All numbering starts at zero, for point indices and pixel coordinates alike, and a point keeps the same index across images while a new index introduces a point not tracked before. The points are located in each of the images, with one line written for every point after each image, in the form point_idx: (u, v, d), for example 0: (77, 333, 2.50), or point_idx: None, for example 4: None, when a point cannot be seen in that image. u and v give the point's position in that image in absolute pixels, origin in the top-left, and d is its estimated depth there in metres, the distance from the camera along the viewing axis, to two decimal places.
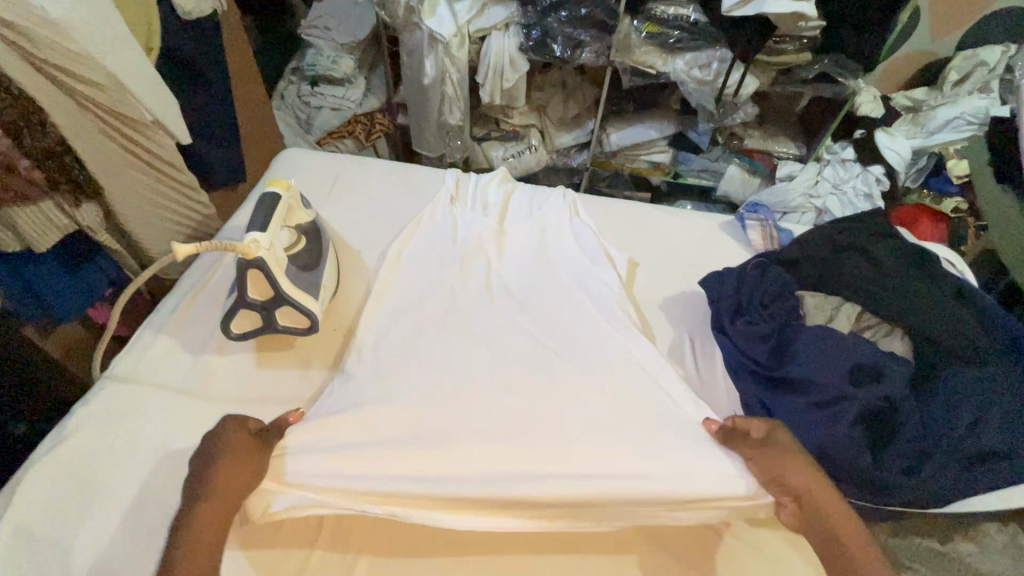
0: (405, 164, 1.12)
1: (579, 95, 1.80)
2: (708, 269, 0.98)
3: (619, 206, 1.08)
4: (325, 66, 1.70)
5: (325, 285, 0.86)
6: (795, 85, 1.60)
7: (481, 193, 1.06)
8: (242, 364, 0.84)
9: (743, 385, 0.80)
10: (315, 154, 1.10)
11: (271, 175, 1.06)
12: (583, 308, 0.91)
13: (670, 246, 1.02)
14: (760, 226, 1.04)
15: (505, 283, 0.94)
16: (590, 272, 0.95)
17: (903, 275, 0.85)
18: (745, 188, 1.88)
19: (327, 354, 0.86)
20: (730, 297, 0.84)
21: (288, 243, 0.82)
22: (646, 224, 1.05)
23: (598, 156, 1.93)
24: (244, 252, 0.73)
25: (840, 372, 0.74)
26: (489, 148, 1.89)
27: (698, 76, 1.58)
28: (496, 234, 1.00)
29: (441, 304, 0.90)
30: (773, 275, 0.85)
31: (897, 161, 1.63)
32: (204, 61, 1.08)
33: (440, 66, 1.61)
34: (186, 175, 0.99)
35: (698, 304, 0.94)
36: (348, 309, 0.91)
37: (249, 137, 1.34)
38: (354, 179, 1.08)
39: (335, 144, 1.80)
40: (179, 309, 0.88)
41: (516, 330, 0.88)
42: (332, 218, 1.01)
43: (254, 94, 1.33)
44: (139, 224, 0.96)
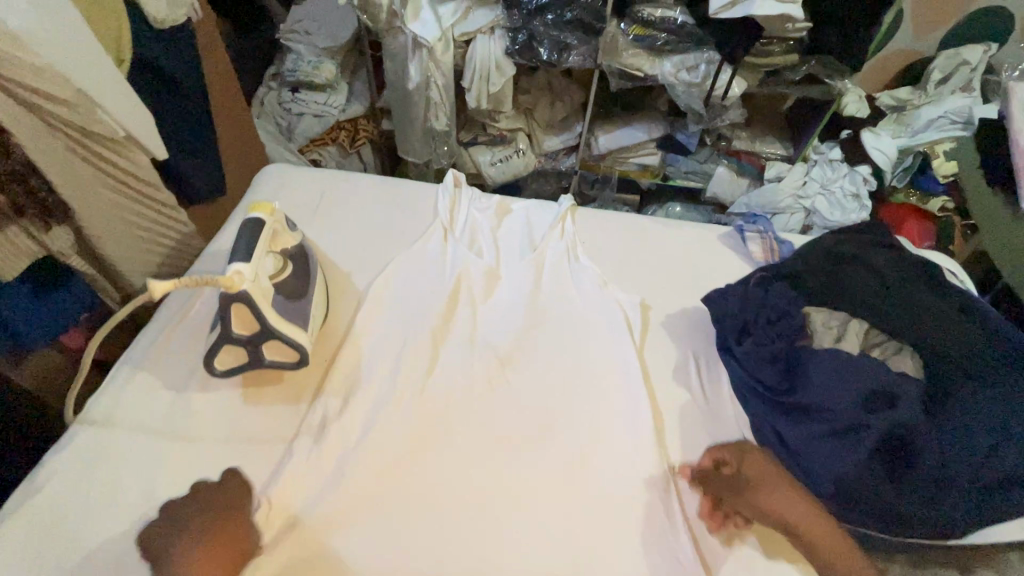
0: (395, 180, 1.08)
1: (565, 97, 1.78)
2: (707, 282, 0.96)
3: (617, 219, 1.05)
4: (306, 71, 1.66)
5: (313, 315, 0.82)
6: (782, 87, 1.59)
7: (474, 208, 1.02)
8: (227, 401, 0.80)
9: (753, 407, 0.79)
10: (299, 171, 1.07)
11: (255, 197, 1.02)
12: (583, 334, 0.88)
13: (669, 259, 0.99)
14: (760, 239, 1.02)
15: (503, 305, 0.91)
16: (590, 292, 0.92)
17: (908, 288, 0.85)
18: (733, 190, 1.86)
19: (316, 388, 0.82)
20: (736, 316, 0.82)
21: (273, 271, 0.77)
22: (644, 238, 1.02)
23: (586, 160, 1.90)
24: (226, 286, 0.70)
25: (853, 398, 0.72)
26: (476, 153, 1.86)
27: (686, 78, 1.56)
28: (491, 254, 0.96)
29: (438, 330, 0.87)
30: (776, 291, 0.83)
31: (885, 160, 1.63)
32: (179, 72, 1.03)
33: (424, 70, 1.58)
34: (163, 192, 0.95)
35: (700, 321, 0.92)
36: (338, 334, 0.87)
37: (227, 149, 1.29)
38: (341, 197, 1.04)
39: (318, 151, 1.76)
40: (158, 343, 0.84)
41: (516, 357, 0.86)
42: (319, 238, 0.98)
43: (232, 103, 1.28)
44: (117, 250, 0.92)
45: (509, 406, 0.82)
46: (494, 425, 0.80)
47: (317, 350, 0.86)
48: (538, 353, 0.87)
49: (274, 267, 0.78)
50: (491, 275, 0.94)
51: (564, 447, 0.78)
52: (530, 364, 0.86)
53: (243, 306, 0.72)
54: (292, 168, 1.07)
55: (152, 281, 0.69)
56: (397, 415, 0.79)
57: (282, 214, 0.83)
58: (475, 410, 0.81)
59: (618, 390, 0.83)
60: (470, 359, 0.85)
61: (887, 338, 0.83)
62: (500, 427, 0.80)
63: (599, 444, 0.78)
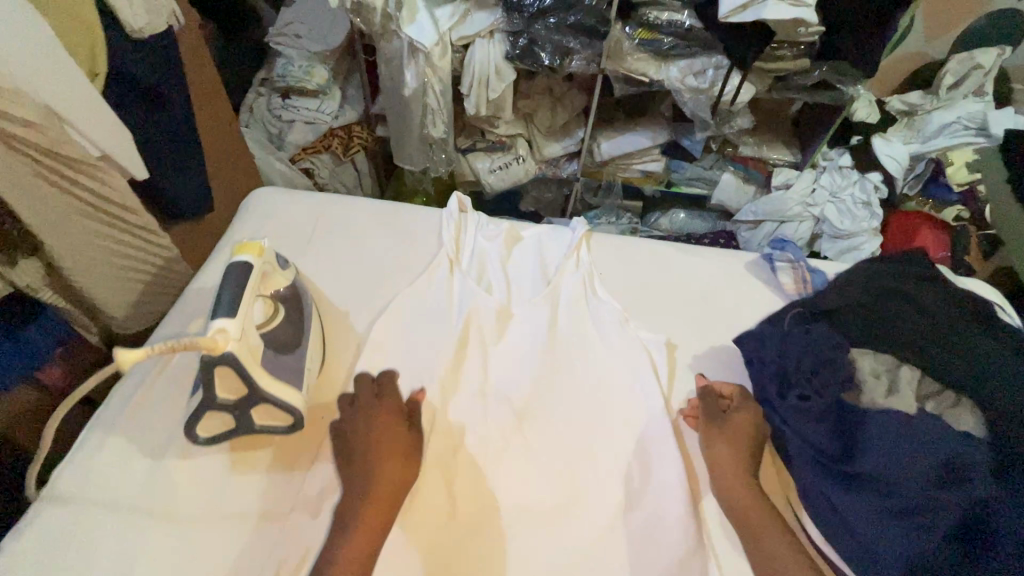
0: (391, 202, 1.02)
1: (567, 102, 1.69)
2: (726, 314, 0.90)
3: (631, 245, 0.99)
4: (298, 77, 1.58)
5: (309, 368, 0.72)
6: (792, 92, 1.53)
7: (480, 239, 0.95)
8: (215, 468, 0.73)
9: (800, 469, 0.72)
10: (290, 197, 1.00)
11: (240, 226, 0.96)
12: (604, 382, 0.82)
13: (687, 288, 0.94)
14: (791, 268, 0.95)
15: (517, 350, 0.84)
16: (609, 333, 0.86)
17: (962, 330, 0.75)
18: (740, 197, 1.80)
19: (312, 452, 0.75)
20: (776, 363, 0.76)
21: (262, 318, 0.68)
22: (661, 264, 0.97)
23: (587, 166, 1.84)
24: (208, 347, 0.59)
25: (916, 469, 0.63)
26: (474, 159, 1.79)
27: (693, 84, 1.49)
28: (501, 290, 0.89)
29: (448, 380, 0.81)
30: (818, 332, 0.75)
31: (895, 168, 1.59)
32: (160, 84, 0.95)
33: (420, 76, 1.50)
34: (145, 217, 0.88)
35: (728, 357, 0.86)
36: (342, 379, 0.81)
37: (214, 164, 1.21)
38: (338, 224, 0.97)
39: (310, 160, 1.68)
40: (134, 402, 0.78)
41: (534, 410, 0.79)
42: (313, 270, 0.91)
43: (218, 114, 1.21)
44: (91, 281, 0.84)
45: (533, 472, 0.75)
46: (517, 494, 0.73)
47: (317, 394, 0.80)
48: (557, 404, 0.80)
49: (263, 313, 0.69)
50: (503, 314, 0.87)
51: (592, 514, 0.72)
52: (550, 418, 0.79)
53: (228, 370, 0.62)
54: (283, 193, 1.00)
55: (117, 351, 0.59)
56: (408, 480, 0.72)
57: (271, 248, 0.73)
58: (495, 474, 0.74)
59: (647, 447, 0.77)
60: (484, 414, 0.78)
61: (944, 389, 0.72)
62: (523, 494, 0.73)
63: (627, 510, 0.72)
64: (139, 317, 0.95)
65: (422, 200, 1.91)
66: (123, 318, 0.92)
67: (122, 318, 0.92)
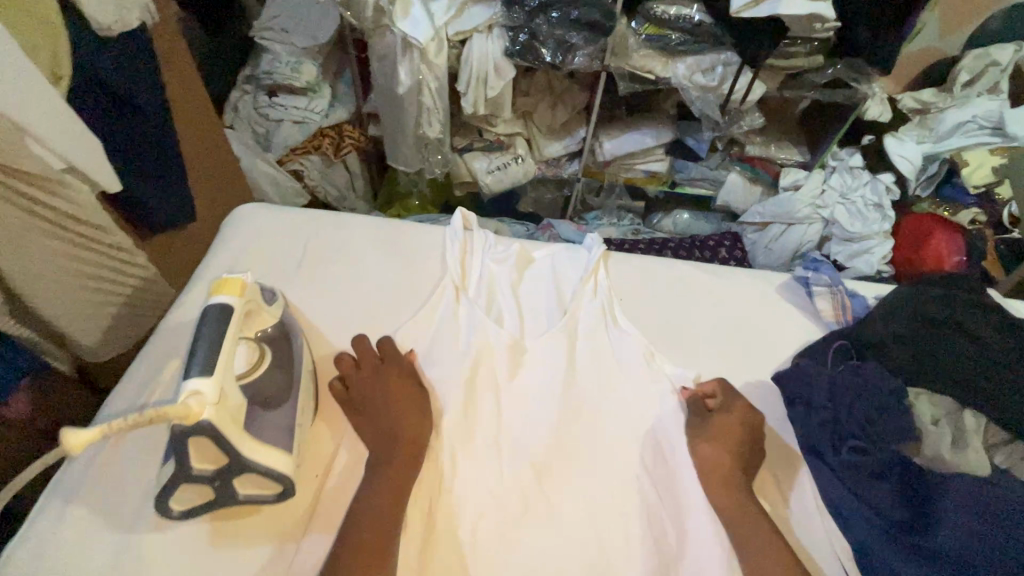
0: (391, 220, 0.95)
1: (568, 100, 1.60)
2: (754, 339, 0.85)
3: (652, 266, 0.93)
4: (285, 74, 1.49)
5: (301, 427, 0.63)
6: (802, 91, 1.47)
7: (492, 265, 0.88)
8: (190, 539, 0.64)
9: (858, 532, 0.65)
10: (279, 214, 0.92)
11: (224, 247, 0.88)
12: (629, 425, 0.76)
13: (712, 313, 0.88)
14: (829, 294, 0.88)
15: (535, 390, 0.77)
16: (633, 370, 0.79)
17: (1016, 367, 0.71)
18: (747, 199, 1.74)
19: (303, 516, 0.67)
20: (826, 410, 0.70)
21: (243, 366, 0.59)
22: (684, 287, 0.90)
23: (590, 166, 1.75)
24: (181, 417, 0.48)
25: (997, 545, 0.59)
26: (471, 159, 1.69)
27: (701, 82, 1.41)
28: (515, 323, 0.82)
29: (463, 426, 0.73)
30: (870, 372, 0.71)
31: (908, 169, 1.52)
32: (131, 87, 0.87)
33: (414, 73, 1.41)
34: (117, 235, 0.81)
35: (762, 392, 0.80)
36: (342, 425, 0.73)
37: (194, 171, 1.12)
38: (332, 245, 0.89)
39: (300, 162, 1.58)
40: (103, 458, 0.69)
41: (556, 459, 0.73)
42: (304, 300, 0.82)
43: (202, 117, 1.13)
44: (58, 307, 0.77)
45: (556, 537, 0.68)
46: (541, 563, 0.66)
47: (313, 443, 0.72)
48: (580, 451, 0.74)
49: (246, 358, 0.59)
50: (517, 348, 0.80)
51: None
52: (575, 470, 0.72)
53: (206, 441, 0.51)
54: (271, 209, 0.93)
55: (69, 434, 0.46)
56: (418, 548, 0.65)
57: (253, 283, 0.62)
58: (514, 541, 0.67)
59: (681, 501, 0.71)
60: (500, 470, 0.71)
61: (1013, 439, 0.68)
62: (547, 563, 0.66)
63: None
64: (112, 342, 0.88)
65: (416, 202, 1.82)
66: (93, 345, 0.85)
67: (92, 345, 0.85)
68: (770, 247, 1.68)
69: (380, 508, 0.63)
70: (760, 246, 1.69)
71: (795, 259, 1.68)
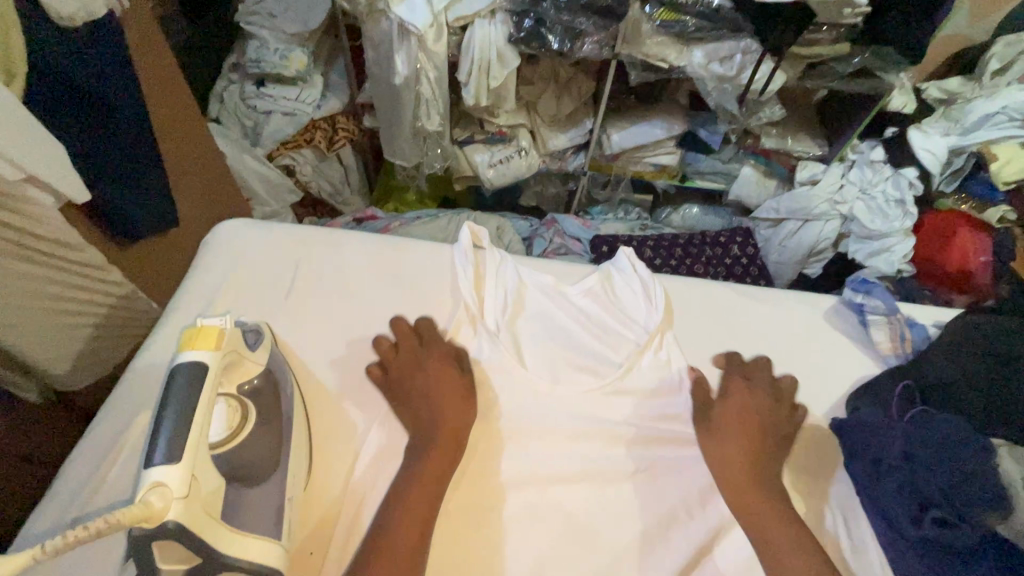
0: (389, 237, 0.87)
1: (573, 89, 1.41)
2: (795, 369, 0.78)
3: (682, 289, 0.85)
4: (273, 62, 1.38)
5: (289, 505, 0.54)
6: (827, 80, 1.34)
7: (508, 290, 0.79)
8: None
9: None
10: (257, 233, 0.84)
11: (200, 274, 0.79)
12: (672, 482, 0.67)
13: (751, 343, 0.80)
14: (885, 323, 0.80)
15: (563, 441, 0.69)
16: (667, 412, 0.71)
17: None
18: (760, 193, 1.59)
19: None
20: (901, 471, 0.60)
21: (222, 418, 0.53)
22: (716, 311, 0.83)
23: (597, 159, 1.56)
24: (140, 517, 0.40)
25: None
26: (471, 152, 1.51)
27: (718, 71, 1.25)
28: (535, 358, 0.74)
29: (490, 487, 0.66)
30: (951, 425, 0.59)
31: (931, 163, 1.40)
32: (96, 83, 0.75)
33: (412, 62, 1.26)
34: (85, 251, 0.73)
35: (818, 437, 0.72)
36: (336, 487, 0.64)
37: (177, 172, 1.00)
38: (325, 270, 0.81)
39: (290, 156, 1.47)
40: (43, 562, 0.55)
41: (594, 524, 0.64)
42: (298, 336, 0.75)
43: (185, 115, 1.01)
44: (23, 334, 0.70)
45: None
46: None
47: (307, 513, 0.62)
48: (624, 512, 0.65)
49: (225, 423, 0.53)
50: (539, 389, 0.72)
51: None
52: (617, 535, 0.64)
53: (171, 543, 0.42)
54: (248, 227, 0.85)
55: None
56: None
57: (233, 328, 0.57)
58: None
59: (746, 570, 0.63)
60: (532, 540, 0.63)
61: None
62: None
63: None
64: (87, 370, 0.80)
65: (414, 195, 1.72)
66: (65, 375, 0.77)
67: (64, 374, 0.77)
68: (784, 244, 1.55)
69: (416, 513, 0.58)
70: (773, 244, 1.57)
71: (809, 256, 1.57)
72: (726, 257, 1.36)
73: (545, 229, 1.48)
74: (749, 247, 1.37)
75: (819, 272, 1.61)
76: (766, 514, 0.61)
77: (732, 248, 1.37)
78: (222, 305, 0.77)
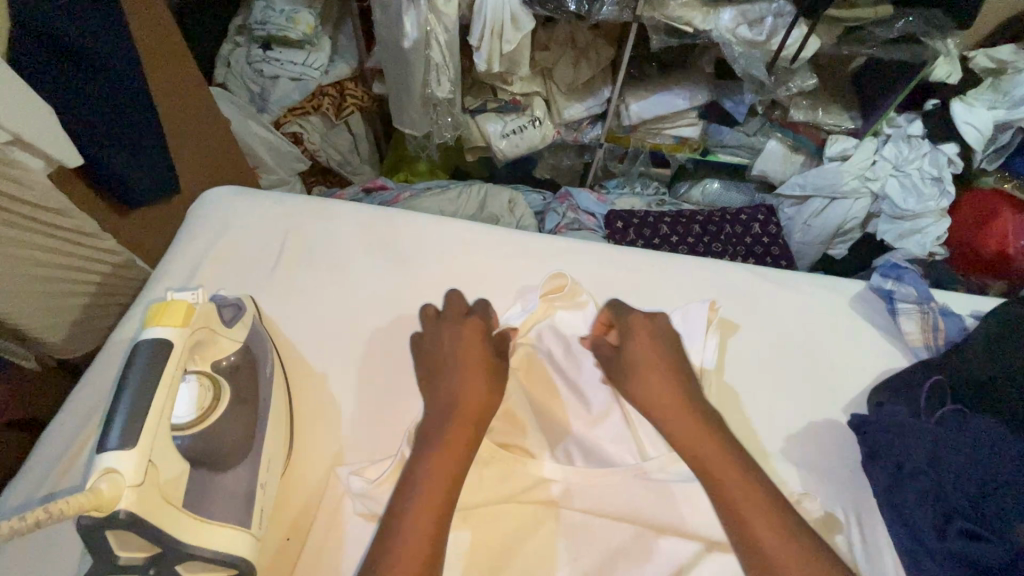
0: (387, 210, 0.84)
1: (591, 55, 1.32)
2: (808, 357, 0.74)
3: (697, 272, 0.80)
4: (278, 24, 1.33)
5: (259, 485, 0.53)
6: (865, 46, 1.21)
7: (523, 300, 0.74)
8: None
9: None
10: (247, 200, 0.82)
11: (184, 243, 0.78)
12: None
13: (766, 328, 0.76)
14: (916, 313, 0.75)
15: (554, 431, 0.67)
16: None
17: None
18: (786, 169, 1.49)
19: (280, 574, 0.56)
20: (925, 478, 0.56)
21: (190, 394, 0.51)
22: (736, 298, 0.78)
23: (613, 130, 1.47)
24: (91, 503, 0.38)
25: None
26: (484, 121, 1.43)
27: (747, 36, 1.15)
28: (528, 366, 0.71)
29: None
30: (983, 436, 0.56)
31: (975, 138, 1.30)
32: (92, 44, 0.70)
33: (422, 24, 1.18)
34: (77, 218, 0.71)
35: (839, 435, 0.68)
36: (318, 470, 0.62)
37: (178, 140, 0.96)
38: (314, 243, 0.79)
39: (297, 123, 1.43)
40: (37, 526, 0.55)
41: (590, 520, 0.61)
42: (285, 313, 0.72)
43: (184, 79, 0.96)
44: (15, 302, 0.68)
45: None
46: None
47: (287, 497, 0.61)
48: None
49: (195, 404, 0.51)
50: (533, 365, 0.71)
51: None
52: (610, 533, 0.60)
53: (128, 531, 0.41)
54: (240, 194, 0.83)
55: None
56: None
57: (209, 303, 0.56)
58: None
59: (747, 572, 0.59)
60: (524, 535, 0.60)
61: None
62: None
63: None
64: (84, 338, 0.80)
65: (424, 165, 1.66)
66: (60, 343, 0.76)
67: (60, 342, 0.76)
68: (809, 223, 1.47)
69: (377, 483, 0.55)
70: (798, 222, 1.48)
71: (834, 236, 1.49)
72: (745, 235, 1.29)
73: (558, 203, 1.42)
74: (771, 226, 1.30)
75: (844, 254, 1.54)
76: (744, 499, 0.51)
77: (752, 225, 1.30)
78: (206, 278, 0.75)
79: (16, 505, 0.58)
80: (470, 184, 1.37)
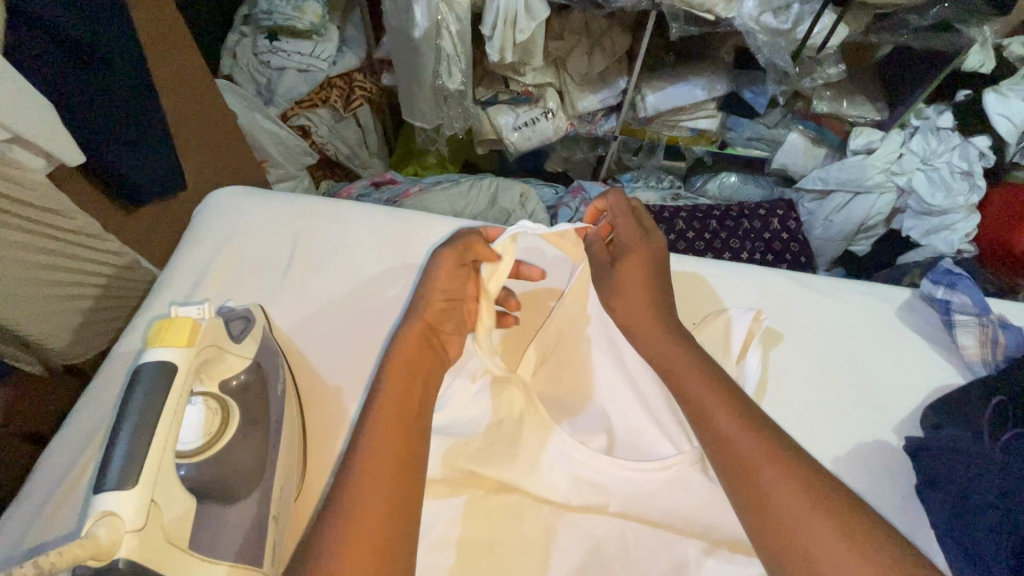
0: (398, 209, 0.81)
1: (607, 44, 1.26)
2: (840, 368, 0.70)
3: (732, 280, 0.77)
4: (286, 14, 1.28)
5: (271, 514, 0.51)
6: (898, 34, 1.14)
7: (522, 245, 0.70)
8: None
9: None
10: (254, 199, 0.80)
11: (190, 241, 0.76)
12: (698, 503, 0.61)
13: (799, 339, 0.72)
14: (977, 328, 0.70)
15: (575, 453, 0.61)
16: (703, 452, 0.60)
17: None
18: (808, 162, 1.43)
19: None
20: (985, 517, 0.52)
21: (195, 419, 0.51)
22: (772, 307, 0.75)
23: (629, 123, 1.42)
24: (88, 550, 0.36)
25: None
26: (495, 114, 1.38)
27: (772, 24, 1.08)
28: (557, 374, 0.68)
29: (503, 497, 0.61)
30: None
31: (1009, 130, 1.24)
32: (91, 33, 0.66)
33: (432, 12, 1.11)
34: (80, 219, 0.69)
35: (889, 458, 0.65)
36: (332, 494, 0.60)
37: (184, 136, 0.93)
38: (324, 245, 0.76)
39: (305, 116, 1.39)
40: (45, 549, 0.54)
41: (616, 547, 0.59)
42: (297, 326, 0.69)
43: (189, 71, 0.92)
44: (13, 309, 0.65)
45: None
46: None
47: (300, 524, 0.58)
48: (644, 534, 0.60)
49: (202, 430, 0.51)
50: (555, 374, 0.68)
51: None
52: (636, 567, 0.58)
53: None
54: (243, 193, 0.80)
55: None
56: None
57: (215, 317, 0.54)
58: None
59: None
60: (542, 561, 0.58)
61: None
62: None
63: None
64: (89, 343, 0.78)
65: (434, 158, 1.61)
66: (64, 349, 0.74)
67: (62, 347, 0.74)
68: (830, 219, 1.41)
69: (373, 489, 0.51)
70: (818, 218, 1.42)
71: (857, 232, 1.43)
72: (764, 231, 1.24)
73: (571, 197, 1.37)
74: (791, 221, 1.25)
75: (866, 250, 1.48)
76: (720, 414, 0.52)
77: (772, 221, 1.25)
78: (211, 288, 0.72)
79: (29, 520, 0.57)
80: (482, 178, 1.32)
